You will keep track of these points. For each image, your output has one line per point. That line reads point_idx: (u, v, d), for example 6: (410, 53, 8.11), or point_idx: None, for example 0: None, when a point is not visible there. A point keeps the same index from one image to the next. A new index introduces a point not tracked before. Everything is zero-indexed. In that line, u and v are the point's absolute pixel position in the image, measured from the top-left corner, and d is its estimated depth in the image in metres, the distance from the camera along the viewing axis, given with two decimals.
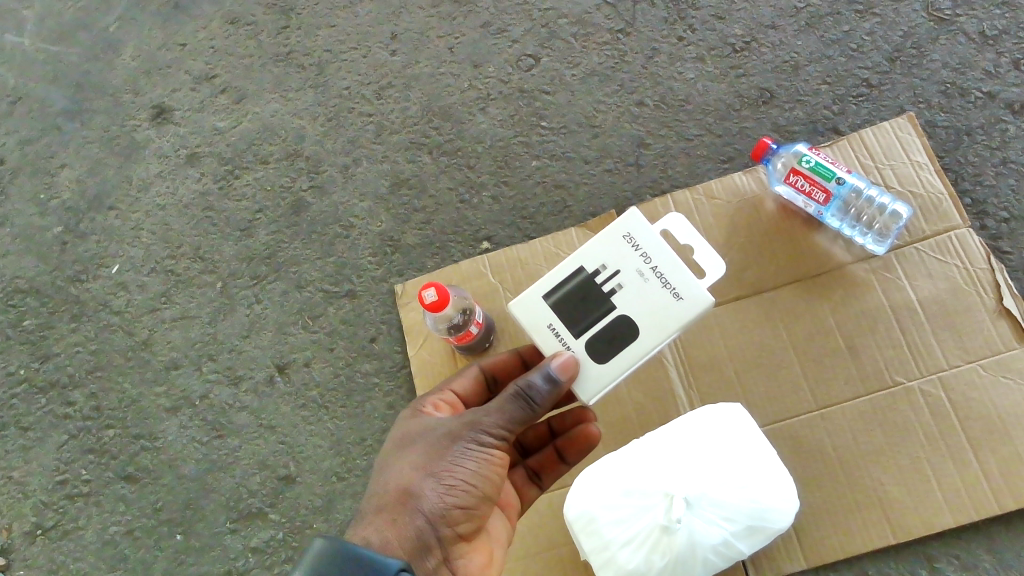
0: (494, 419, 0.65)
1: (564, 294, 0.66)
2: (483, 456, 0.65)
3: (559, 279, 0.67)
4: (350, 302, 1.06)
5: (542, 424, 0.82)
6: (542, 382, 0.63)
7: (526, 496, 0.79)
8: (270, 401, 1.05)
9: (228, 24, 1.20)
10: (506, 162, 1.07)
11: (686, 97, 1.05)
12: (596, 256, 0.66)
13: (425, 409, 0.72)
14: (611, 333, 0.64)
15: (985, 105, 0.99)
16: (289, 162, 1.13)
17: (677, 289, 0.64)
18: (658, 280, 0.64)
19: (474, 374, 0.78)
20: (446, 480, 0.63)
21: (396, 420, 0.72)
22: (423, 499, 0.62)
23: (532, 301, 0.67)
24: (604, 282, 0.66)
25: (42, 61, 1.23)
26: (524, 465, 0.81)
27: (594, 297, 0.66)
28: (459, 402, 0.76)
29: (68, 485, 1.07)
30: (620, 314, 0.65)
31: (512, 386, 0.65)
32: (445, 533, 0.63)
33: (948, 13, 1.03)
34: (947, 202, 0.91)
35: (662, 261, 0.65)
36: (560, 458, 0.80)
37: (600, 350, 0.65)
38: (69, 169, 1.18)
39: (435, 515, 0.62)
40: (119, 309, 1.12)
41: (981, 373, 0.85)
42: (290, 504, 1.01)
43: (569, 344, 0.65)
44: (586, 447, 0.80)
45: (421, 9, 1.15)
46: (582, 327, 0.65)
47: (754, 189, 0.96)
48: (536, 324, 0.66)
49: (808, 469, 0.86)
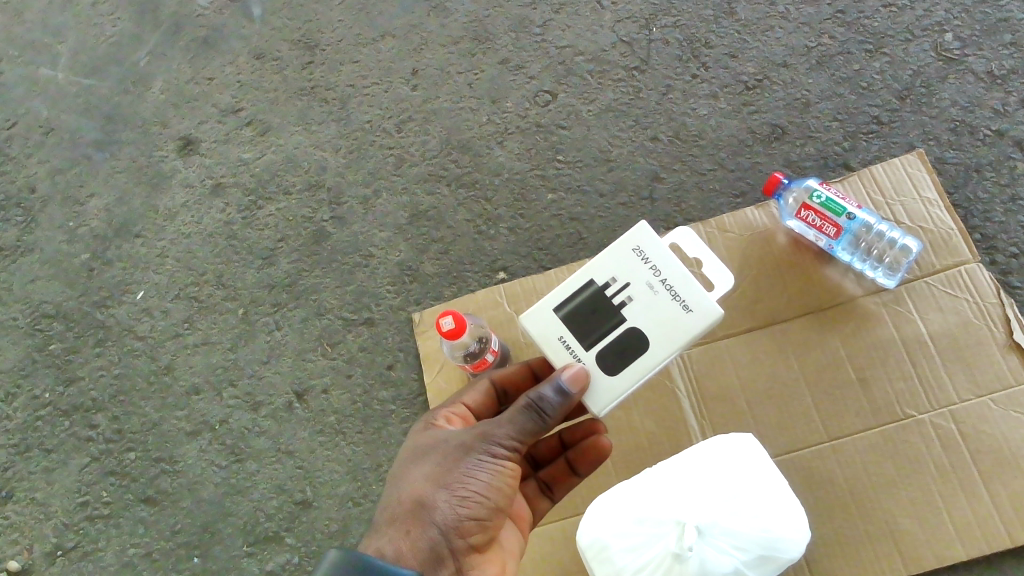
0: (506, 430, 0.66)
1: (574, 306, 0.68)
2: (495, 467, 0.66)
3: (569, 292, 0.68)
4: (368, 329, 1.08)
5: (554, 435, 0.84)
6: (553, 394, 0.65)
7: (537, 508, 0.80)
8: (289, 426, 1.07)
9: (254, 59, 1.24)
10: (522, 195, 1.10)
11: (699, 132, 1.08)
12: (605, 270, 0.68)
13: (438, 423, 0.74)
14: (621, 345, 0.66)
15: (994, 143, 1.01)
16: (311, 193, 1.16)
17: (686, 301, 0.66)
18: (668, 293, 0.66)
19: (485, 387, 0.80)
20: (459, 492, 0.65)
21: (408, 435, 0.74)
22: (438, 510, 0.64)
23: (541, 313, 0.68)
24: (613, 294, 0.67)
25: (75, 94, 1.28)
26: (536, 477, 0.82)
27: (604, 309, 0.67)
28: (471, 416, 0.77)
29: (89, 506, 1.09)
30: (631, 326, 0.66)
31: (524, 398, 0.66)
32: (459, 544, 0.64)
33: (956, 53, 1.05)
34: (957, 237, 0.92)
35: (672, 275, 0.66)
36: (571, 471, 0.81)
37: (610, 362, 0.66)
38: (98, 198, 1.22)
39: (449, 526, 0.64)
40: (143, 334, 1.15)
41: (991, 407, 0.86)
42: (306, 528, 1.03)
43: (580, 357, 0.67)
44: (597, 459, 0.81)
45: (442, 46, 1.19)
46: (593, 340, 0.67)
47: (765, 224, 0.97)
48: (546, 336, 0.68)
49: (820, 501, 0.87)
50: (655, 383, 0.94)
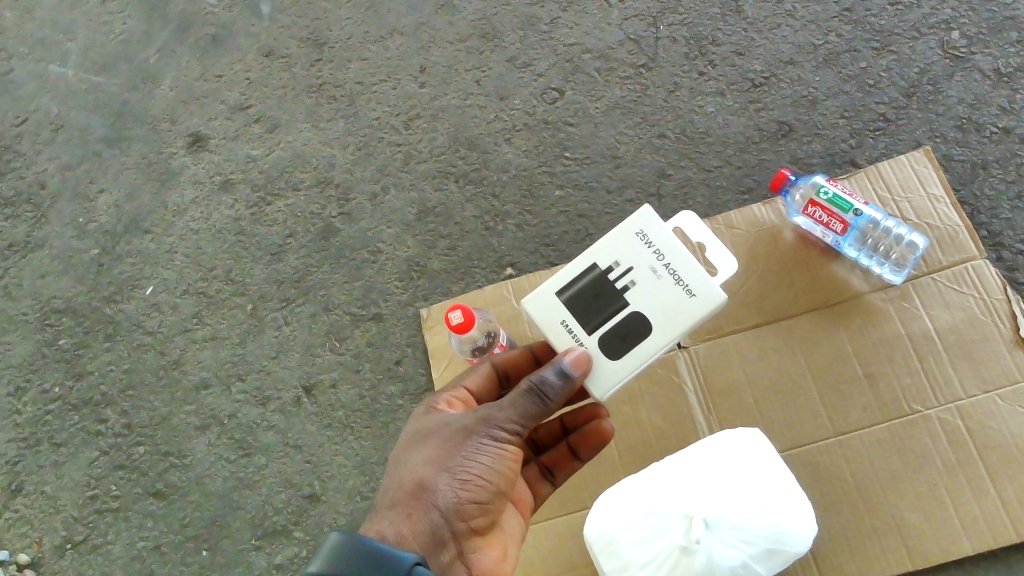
0: (508, 414, 0.67)
1: (578, 290, 0.68)
2: (497, 451, 0.66)
3: (573, 276, 0.69)
4: (376, 324, 1.09)
5: (555, 420, 0.84)
6: (555, 377, 0.65)
7: (539, 493, 0.81)
8: (297, 420, 1.07)
9: (263, 57, 1.24)
10: (529, 192, 1.10)
11: (706, 130, 1.08)
12: (609, 254, 0.68)
13: (439, 406, 0.74)
14: (624, 329, 0.67)
15: (1001, 140, 1.01)
16: (320, 189, 1.16)
17: (690, 287, 0.66)
18: (671, 278, 0.67)
19: (486, 371, 0.80)
20: (460, 475, 0.65)
21: (410, 418, 0.74)
22: (439, 493, 0.65)
23: (544, 297, 0.69)
24: (617, 279, 0.68)
25: (84, 91, 1.28)
26: (538, 462, 0.83)
27: (608, 294, 0.68)
28: (472, 399, 0.78)
29: (98, 500, 1.10)
30: (634, 311, 0.67)
31: (526, 381, 0.67)
32: (460, 527, 0.65)
33: (963, 51, 1.06)
34: (963, 233, 0.93)
35: (675, 260, 0.67)
36: (573, 455, 0.82)
37: (613, 347, 0.67)
38: (107, 194, 1.23)
39: (450, 509, 0.64)
40: (152, 329, 1.15)
41: (997, 402, 0.86)
42: (314, 523, 1.03)
43: (583, 341, 0.68)
44: (598, 444, 0.81)
45: (449, 43, 1.19)
46: (595, 324, 0.67)
47: (772, 220, 0.98)
48: (549, 320, 0.68)
49: (826, 495, 0.87)
50: (662, 378, 0.94)
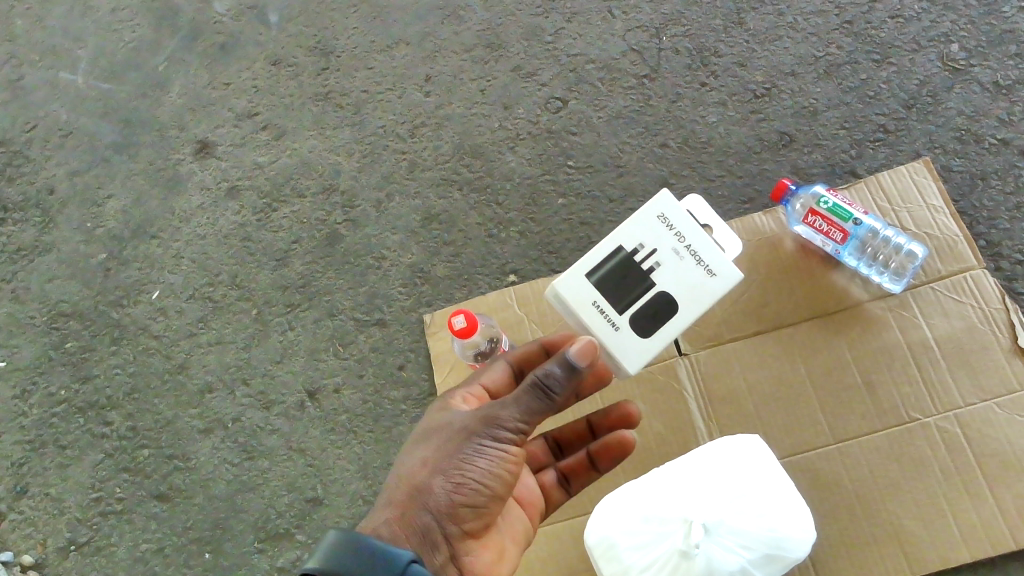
0: (511, 413, 0.66)
1: (604, 273, 0.68)
2: (496, 454, 0.66)
3: (597, 259, 0.69)
4: (380, 330, 1.10)
5: (582, 423, 0.85)
6: (559, 369, 0.64)
7: (552, 499, 0.81)
8: (301, 424, 1.08)
9: (270, 65, 1.26)
10: (533, 200, 1.11)
11: (708, 139, 1.09)
12: (632, 237, 0.69)
13: (453, 401, 0.75)
14: (653, 309, 0.67)
15: (999, 152, 1.02)
16: (325, 196, 1.18)
17: (712, 266, 0.67)
18: (694, 258, 0.67)
19: (505, 368, 0.80)
20: (456, 478, 0.66)
21: (427, 409, 0.75)
22: (433, 495, 0.65)
23: (571, 280, 0.69)
24: (642, 260, 0.68)
25: (94, 98, 1.30)
26: (556, 467, 0.83)
27: (635, 275, 0.68)
28: (489, 397, 0.78)
29: (103, 502, 1.11)
30: (661, 291, 0.67)
31: (532, 377, 0.66)
32: (452, 529, 0.65)
33: (962, 63, 1.07)
34: (962, 244, 0.94)
35: (697, 240, 0.68)
36: (593, 466, 0.82)
37: (644, 326, 0.67)
38: (115, 199, 1.24)
39: (442, 512, 0.65)
40: (157, 333, 1.17)
41: (996, 411, 0.87)
42: (317, 526, 1.04)
43: (615, 321, 0.68)
44: (619, 456, 0.82)
45: (454, 53, 1.21)
46: (626, 304, 0.68)
47: (773, 229, 0.99)
48: (580, 301, 0.68)
49: (826, 501, 0.88)
50: (663, 384, 0.95)
